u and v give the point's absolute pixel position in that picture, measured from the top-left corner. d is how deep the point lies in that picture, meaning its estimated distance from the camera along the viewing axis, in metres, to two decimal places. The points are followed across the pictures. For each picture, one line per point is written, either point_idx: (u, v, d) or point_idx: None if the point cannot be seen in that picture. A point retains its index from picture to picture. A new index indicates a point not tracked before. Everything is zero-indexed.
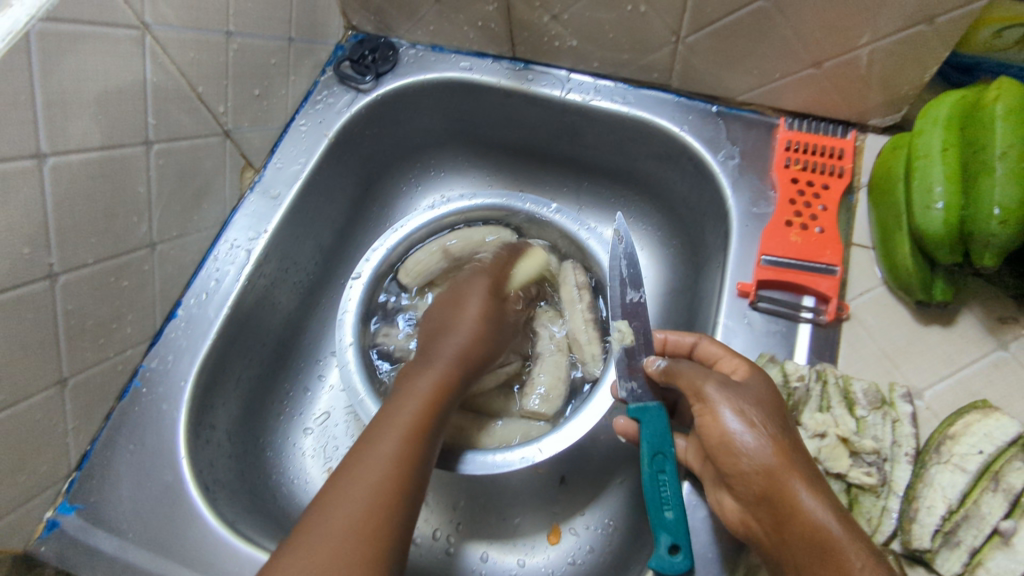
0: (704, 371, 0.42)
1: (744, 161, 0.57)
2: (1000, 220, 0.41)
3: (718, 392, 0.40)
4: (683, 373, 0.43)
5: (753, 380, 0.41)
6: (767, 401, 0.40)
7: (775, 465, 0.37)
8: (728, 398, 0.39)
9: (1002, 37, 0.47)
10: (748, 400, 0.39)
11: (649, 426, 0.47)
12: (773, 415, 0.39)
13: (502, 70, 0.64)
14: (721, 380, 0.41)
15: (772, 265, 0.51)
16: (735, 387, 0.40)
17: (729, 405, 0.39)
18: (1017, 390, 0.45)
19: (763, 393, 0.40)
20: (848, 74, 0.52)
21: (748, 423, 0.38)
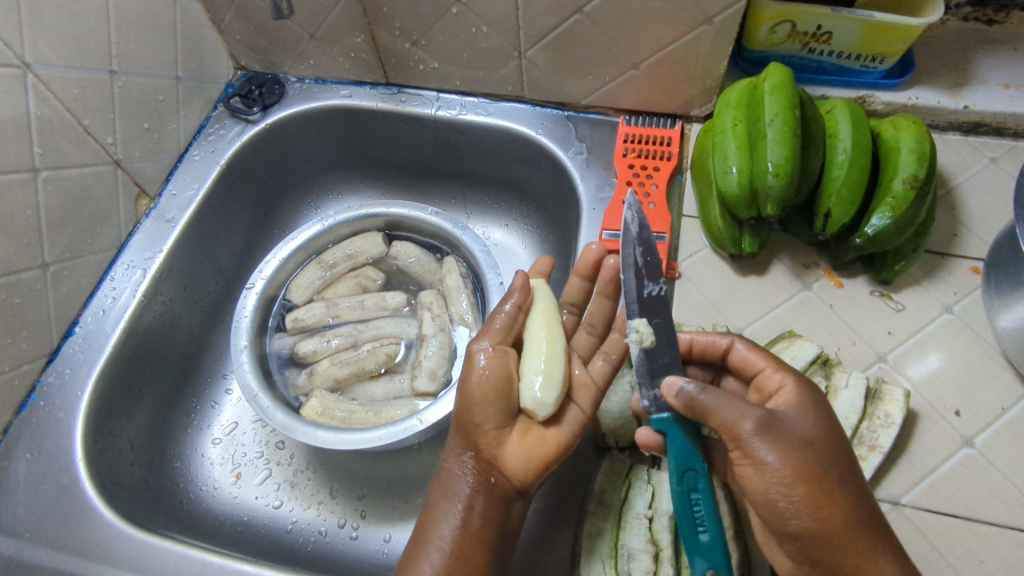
0: (739, 406, 0.39)
1: (590, 156, 0.66)
2: (775, 174, 0.49)
3: (759, 441, 0.38)
4: (714, 409, 0.40)
5: (795, 411, 0.40)
6: (813, 436, 0.39)
7: (831, 527, 0.37)
8: (774, 446, 0.38)
9: (777, 32, 0.58)
10: (793, 443, 0.38)
11: (675, 441, 0.43)
12: (823, 453, 0.39)
13: (377, 94, 0.72)
14: (760, 421, 0.39)
15: (612, 238, 0.59)
16: (781, 430, 0.39)
17: (778, 456, 0.38)
18: (818, 321, 0.53)
19: (808, 429, 0.39)
20: (663, 72, 0.62)
21: (797, 474, 0.37)
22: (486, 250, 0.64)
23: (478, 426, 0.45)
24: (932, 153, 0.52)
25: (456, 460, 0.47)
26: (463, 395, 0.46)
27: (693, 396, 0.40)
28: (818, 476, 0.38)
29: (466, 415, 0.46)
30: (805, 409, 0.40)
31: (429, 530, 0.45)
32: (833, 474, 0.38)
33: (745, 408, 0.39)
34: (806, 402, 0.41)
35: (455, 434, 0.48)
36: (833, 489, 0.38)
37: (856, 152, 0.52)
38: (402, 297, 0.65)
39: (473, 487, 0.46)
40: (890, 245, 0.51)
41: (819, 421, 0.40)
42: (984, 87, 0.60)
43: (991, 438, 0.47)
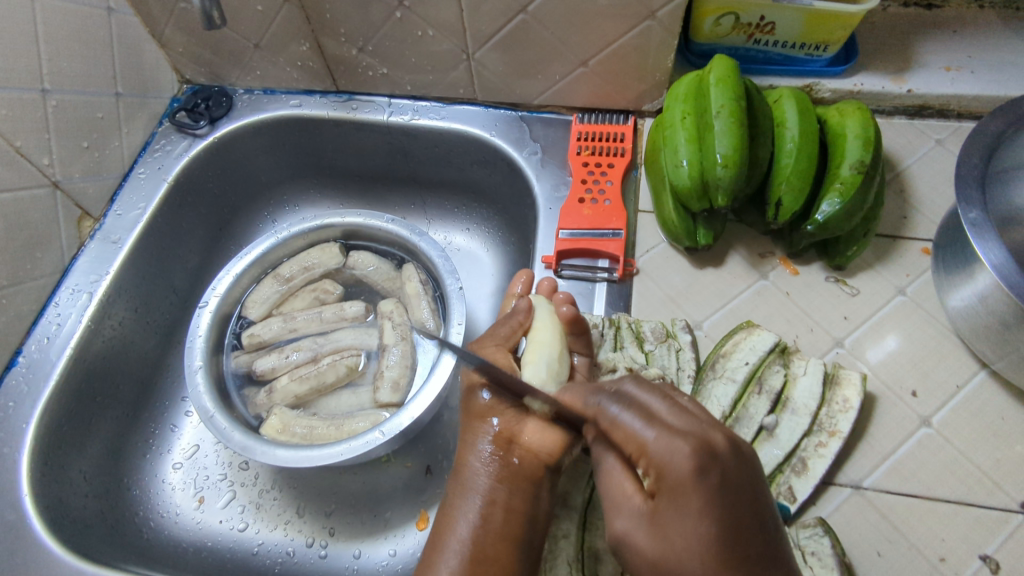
0: (614, 507, 0.36)
1: (545, 155, 0.66)
2: (724, 165, 0.49)
3: (623, 547, 0.35)
4: (609, 480, 0.38)
5: (665, 525, 0.33)
6: (676, 554, 0.32)
7: None
8: (625, 542, 0.35)
9: (721, 24, 0.58)
10: (656, 558, 0.33)
11: None
12: (686, 574, 0.32)
13: (328, 103, 0.71)
14: (627, 531, 0.35)
15: (569, 237, 0.57)
16: (633, 544, 0.34)
17: (631, 562, 0.35)
18: (776, 310, 0.53)
19: (669, 547, 0.32)
20: (612, 69, 0.61)
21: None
22: (444, 255, 0.63)
23: (495, 409, 0.46)
24: (877, 137, 0.53)
25: (472, 453, 0.45)
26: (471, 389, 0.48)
27: (597, 452, 0.40)
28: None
29: (481, 402, 0.46)
30: (671, 519, 0.32)
31: (445, 531, 0.42)
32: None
33: (619, 500, 0.37)
34: (676, 509, 0.32)
35: (469, 428, 0.46)
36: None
37: (803, 141, 0.52)
38: (361, 307, 0.64)
39: (493, 477, 0.43)
40: (842, 230, 0.51)
41: (703, 541, 0.31)
42: (927, 70, 0.61)
43: (948, 416, 0.47)
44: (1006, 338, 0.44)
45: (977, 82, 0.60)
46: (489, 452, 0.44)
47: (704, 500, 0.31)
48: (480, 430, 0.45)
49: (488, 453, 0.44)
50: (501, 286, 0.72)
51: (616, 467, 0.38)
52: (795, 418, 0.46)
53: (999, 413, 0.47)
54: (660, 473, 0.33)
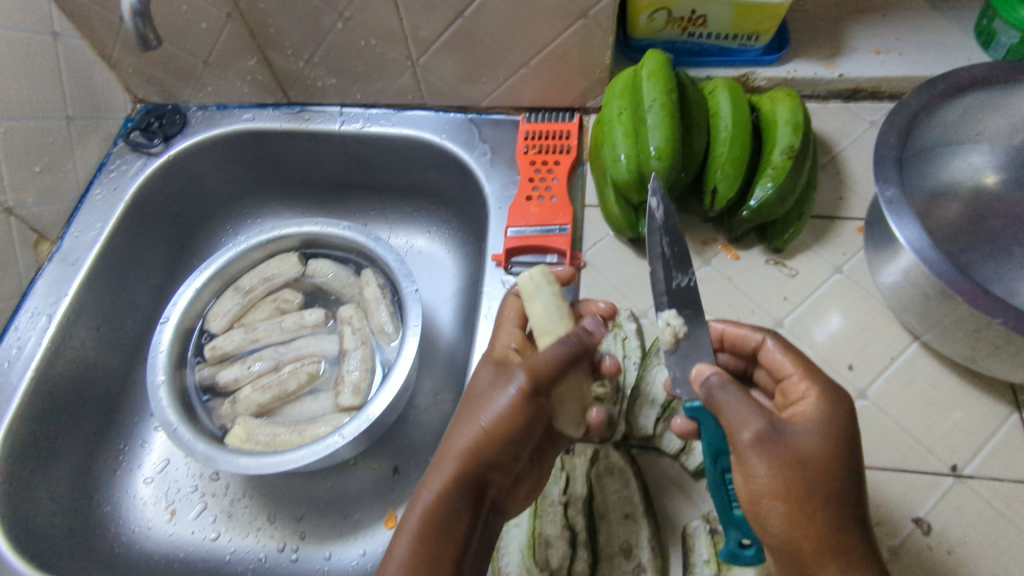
0: (752, 407, 0.37)
1: (494, 156, 0.67)
2: (658, 157, 0.51)
3: (751, 442, 0.36)
4: (724, 409, 0.37)
5: (800, 428, 0.37)
6: (817, 452, 0.36)
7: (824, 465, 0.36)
8: (763, 453, 0.36)
9: (655, 20, 0.60)
10: (817, 435, 0.36)
11: (707, 427, 0.40)
12: (818, 475, 0.35)
13: (280, 115, 0.72)
14: (769, 426, 0.36)
15: (517, 235, 0.59)
16: (790, 442, 0.36)
17: (755, 464, 0.36)
18: (719, 295, 0.55)
19: (807, 446, 0.36)
20: (553, 68, 0.63)
21: (785, 488, 0.35)
22: (400, 259, 0.64)
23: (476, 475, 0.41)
24: (806, 122, 0.55)
25: (430, 497, 0.40)
26: (463, 420, 0.42)
27: (705, 388, 0.39)
28: (805, 495, 0.35)
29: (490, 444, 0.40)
30: (820, 420, 0.38)
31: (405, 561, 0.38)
32: (830, 485, 0.35)
33: (751, 414, 0.37)
34: (825, 424, 0.37)
35: (441, 464, 0.41)
36: (830, 458, 0.36)
37: (736, 129, 0.54)
38: (321, 314, 0.65)
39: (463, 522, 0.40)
40: (776, 214, 0.53)
41: (832, 435, 0.37)
42: (857, 54, 0.63)
43: (883, 386, 0.49)
44: (929, 309, 0.46)
45: (904, 64, 0.62)
46: (450, 507, 0.40)
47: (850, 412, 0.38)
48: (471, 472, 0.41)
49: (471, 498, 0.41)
50: (461, 287, 0.73)
51: (739, 389, 0.38)
52: None
53: (931, 381, 0.49)
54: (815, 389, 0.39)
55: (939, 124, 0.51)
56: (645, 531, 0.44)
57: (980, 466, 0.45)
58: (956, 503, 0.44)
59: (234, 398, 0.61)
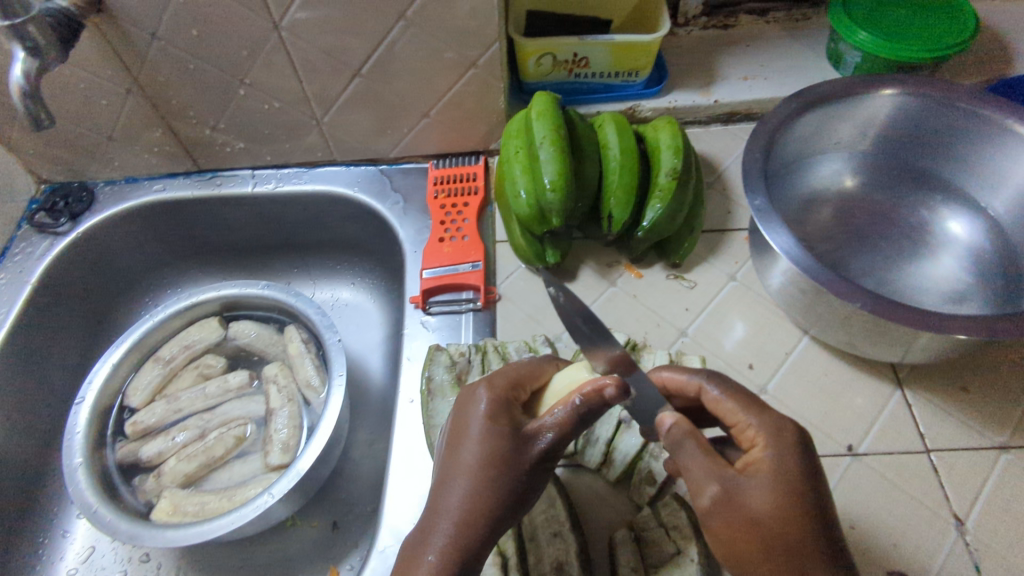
0: (705, 466, 0.37)
1: (407, 203, 0.69)
2: (553, 191, 0.54)
3: (715, 500, 0.37)
4: (682, 466, 0.39)
5: (755, 486, 0.36)
6: (768, 511, 0.36)
7: (775, 520, 0.35)
8: (717, 515, 0.37)
9: (542, 65, 0.65)
10: (765, 493, 0.36)
11: None
12: (775, 531, 0.35)
13: (191, 183, 0.72)
14: (723, 485, 0.37)
15: (433, 275, 0.61)
16: (740, 504, 0.36)
17: (717, 522, 0.37)
18: (627, 312, 0.58)
19: (758, 507, 0.36)
20: (452, 116, 0.67)
21: (738, 550, 0.36)
22: (321, 312, 0.65)
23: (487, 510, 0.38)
24: (686, 146, 0.60)
25: (448, 502, 0.38)
26: (454, 451, 0.40)
27: (668, 439, 0.39)
28: (765, 551, 0.35)
29: (482, 431, 0.40)
30: (770, 477, 0.37)
31: (419, 556, 0.37)
32: (786, 544, 0.35)
33: (705, 476, 0.37)
34: (777, 475, 0.36)
35: (441, 499, 0.39)
36: (783, 512, 0.36)
37: (623, 158, 0.58)
38: (245, 376, 0.65)
39: (469, 509, 0.38)
40: (669, 231, 0.57)
41: (784, 488, 0.36)
42: (728, 81, 0.69)
43: (782, 381, 0.53)
44: (807, 303, 0.50)
45: (768, 87, 0.68)
46: (469, 498, 0.38)
47: (806, 463, 0.37)
48: (466, 467, 0.39)
49: (477, 482, 0.38)
50: (389, 334, 0.74)
51: (696, 447, 0.38)
52: None
53: (823, 370, 0.53)
54: (769, 442, 0.38)
55: (798, 137, 0.56)
56: (573, 546, 0.45)
57: (872, 444, 0.49)
58: (856, 481, 0.47)
59: (159, 471, 0.59)
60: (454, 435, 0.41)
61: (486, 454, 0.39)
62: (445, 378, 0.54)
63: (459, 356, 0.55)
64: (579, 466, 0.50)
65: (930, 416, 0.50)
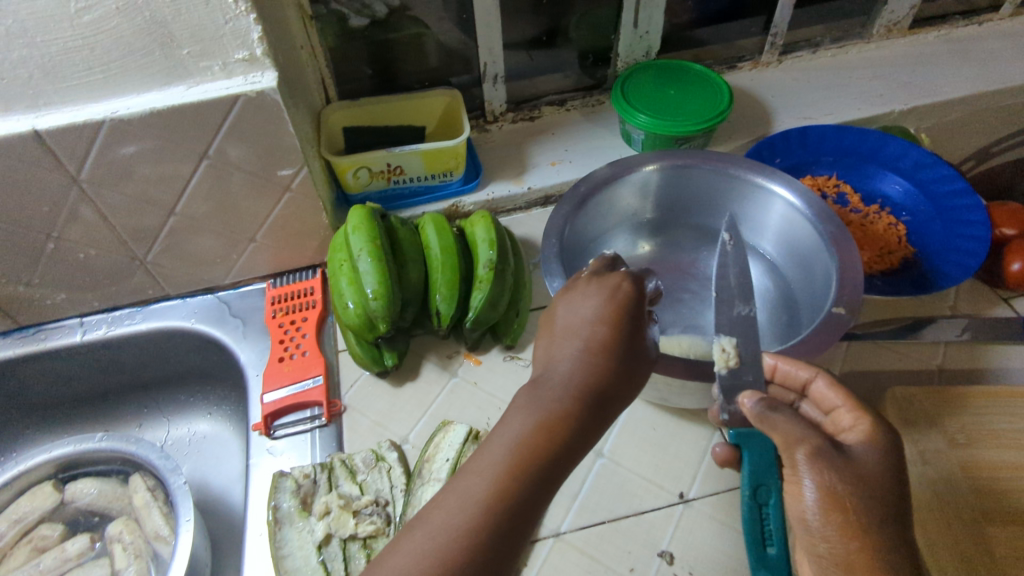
0: (801, 426, 0.41)
1: (248, 326, 0.69)
2: (375, 299, 0.57)
3: (809, 462, 0.40)
4: (779, 425, 0.41)
5: (861, 445, 0.41)
6: (869, 468, 0.40)
7: (872, 480, 0.39)
8: (820, 470, 0.40)
9: (360, 177, 0.68)
10: (864, 462, 0.40)
11: (757, 450, 0.45)
12: (870, 489, 0.39)
13: (11, 341, 0.68)
14: (816, 447, 0.40)
15: (274, 398, 0.60)
16: (837, 466, 0.40)
17: (812, 482, 0.40)
18: (469, 401, 0.60)
19: (867, 464, 0.40)
20: (280, 237, 0.68)
21: (841, 499, 0.39)
22: (164, 455, 0.62)
23: (567, 419, 0.36)
24: (502, 237, 0.65)
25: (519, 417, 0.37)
26: (546, 372, 0.40)
27: (753, 408, 0.43)
28: (859, 507, 0.38)
29: (562, 340, 0.41)
30: (869, 447, 0.41)
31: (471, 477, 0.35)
32: (880, 499, 0.39)
33: (808, 432, 0.41)
34: (874, 445, 0.41)
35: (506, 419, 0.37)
36: (878, 474, 0.40)
37: (444, 256, 0.62)
38: (85, 540, 0.61)
39: (543, 413, 0.37)
40: (496, 318, 0.61)
41: (884, 456, 0.41)
42: (538, 168, 0.76)
43: (615, 444, 0.56)
44: None
45: (573, 169, 0.76)
46: (542, 406, 0.37)
47: (890, 444, 0.42)
48: (549, 369, 0.39)
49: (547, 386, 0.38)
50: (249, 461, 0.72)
51: (792, 410, 0.42)
52: None
53: (650, 425, 0.57)
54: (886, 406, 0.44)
55: (595, 215, 0.63)
56: None
57: (700, 487, 0.53)
58: (690, 526, 0.51)
59: None
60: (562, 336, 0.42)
61: (571, 354, 0.40)
62: (291, 505, 0.53)
63: (304, 478, 0.54)
64: None
65: None
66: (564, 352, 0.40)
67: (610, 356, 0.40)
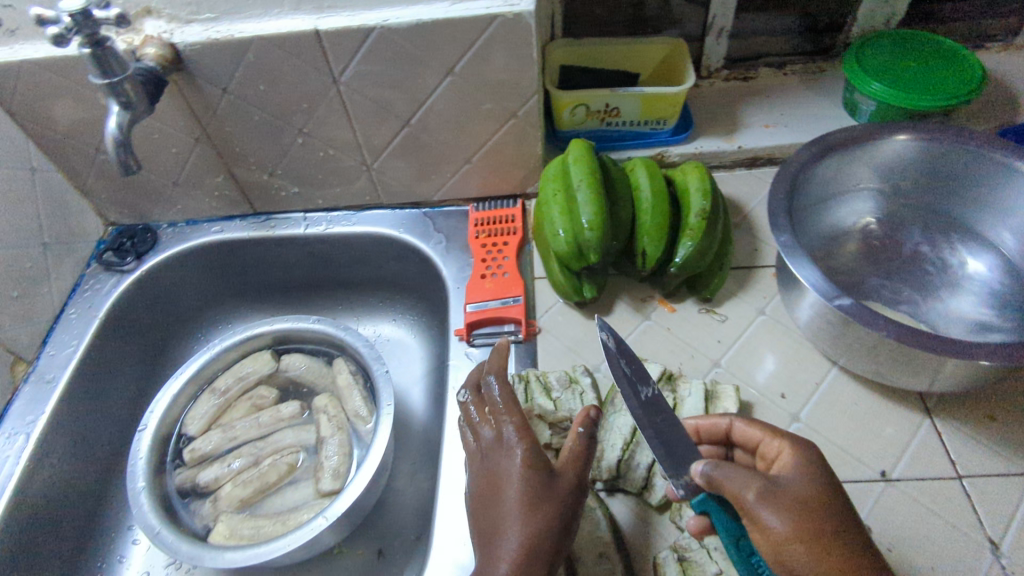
0: (745, 471, 0.40)
1: (450, 243, 0.74)
2: (591, 229, 0.58)
3: (762, 500, 0.38)
4: (723, 479, 0.40)
5: (789, 477, 0.40)
6: (795, 501, 0.38)
7: (808, 509, 0.37)
8: (775, 503, 0.37)
9: (576, 114, 0.70)
10: (787, 499, 0.38)
11: (720, 513, 0.42)
12: (828, 509, 0.38)
13: (247, 224, 0.77)
14: (762, 486, 0.38)
15: (477, 309, 0.64)
16: (782, 496, 0.38)
17: (773, 518, 0.37)
18: (661, 344, 0.61)
19: (802, 490, 0.39)
20: (493, 162, 0.72)
21: (809, 522, 0.36)
22: (369, 345, 0.68)
23: (555, 499, 0.42)
24: (713, 189, 0.64)
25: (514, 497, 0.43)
26: (500, 478, 0.44)
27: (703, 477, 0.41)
28: (827, 528, 0.36)
29: (504, 453, 0.46)
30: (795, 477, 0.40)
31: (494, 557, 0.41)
32: (843, 514, 0.38)
33: (748, 475, 0.39)
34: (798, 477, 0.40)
35: (497, 511, 0.43)
36: (828, 496, 0.38)
37: (655, 199, 0.62)
38: (297, 406, 0.68)
39: (529, 500, 0.42)
40: (700, 268, 0.61)
41: (811, 482, 0.39)
42: (751, 129, 0.74)
43: (812, 410, 0.55)
44: (838, 334, 0.53)
45: (789, 133, 0.73)
46: (531, 489, 0.43)
47: (815, 468, 0.41)
48: (509, 463, 0.45)
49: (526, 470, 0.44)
50: (428, 369, 0.77)
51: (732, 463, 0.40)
52: None
53: (853, 399, 0.55)
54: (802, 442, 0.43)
55: (821, 180, 0.61)
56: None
57: (905, 470, 0.51)
58: (892, 506, 0.49)
59: (215, 492, 0.62)
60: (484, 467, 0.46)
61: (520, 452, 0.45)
62: None
63: None
64: (619, 490, 0.52)
65: (960, 443, 0.52)
66: (510, 458, 0.45)
67: (580, 451, 0.45)
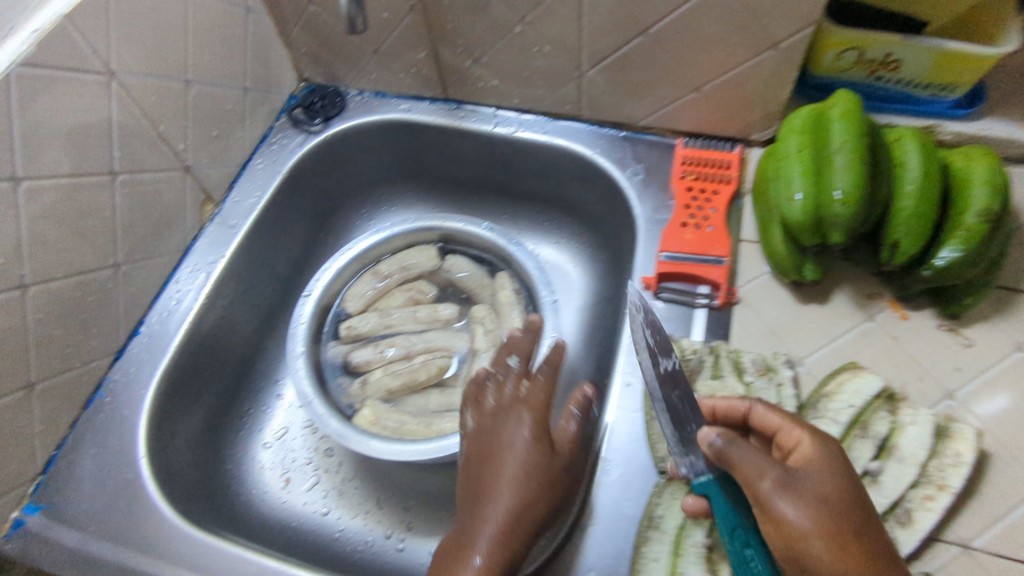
0: (762, 461, 0.39)
1: (647, 177, 0.66)
2: (842, 203, 0.48)
3: (780, 496, 0.38)
4: (739, 464, 0.40)
5: (809, 472, 0.39)
6: (820, 496, 0.38)
7: (828, 507, 0.37)
8: (794, 499, 0.37)
9: (843, 59, 0.58)
10: (807, 495, 0.38)
11: (718, 501, 0.43)
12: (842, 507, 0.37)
13: (436, 110, 0.73)
14: (779, 479, 0.38)
15: (670, 260, 0.58)
16: (802, 492, 0.38)
17: (789, 512, 0.37)
18: (883, 353, 0.52)
19: (823, 485, 0.38)
20: (724, 97, 0.62)
21: (822, 520, 0.37)
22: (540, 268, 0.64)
23: (557, 478, 0.46)
24: (1005, 184, 0.50)
25: (516, 467, 0.45)
26: (501, 442, 0.47)
27: (712, 451, 0.41)
28: (843, 526, 0.37)
29: (506, 426, 0.48)
30: (816, 472, 0.39)
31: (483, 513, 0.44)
32: (858, 516, 0.37)
33: (765, 465, 0.39)
34: (820, 472, 0.39)
35: (497, 472, 0.46)
36: (847, 496, 0.38)
37: (926, 181, 0.50)
38: (454, 310, 0.66)
39: (528, 470, 0.45)
40: (960, 278, 0.50)
41: (833, 478, 0.39)
42: None
43: None
44: None
45: None
46: (533, 463, 0.45)
47: (838, 462, 0.39)
48: (517, 431, 0.47)
49: (533, 441, 0.46)
50: (585, 304, 0.72)
51: (747, 450, 0.40)
52: (901, 468, 0.45)
53: None
54: (825, 436, 0.41)
55: None
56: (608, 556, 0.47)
57: None
58: None
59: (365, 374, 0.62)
60: (477, 433, 0.49)
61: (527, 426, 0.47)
62: None
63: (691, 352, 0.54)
64: None
65: None
66: (514, 431, 0.47)
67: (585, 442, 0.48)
